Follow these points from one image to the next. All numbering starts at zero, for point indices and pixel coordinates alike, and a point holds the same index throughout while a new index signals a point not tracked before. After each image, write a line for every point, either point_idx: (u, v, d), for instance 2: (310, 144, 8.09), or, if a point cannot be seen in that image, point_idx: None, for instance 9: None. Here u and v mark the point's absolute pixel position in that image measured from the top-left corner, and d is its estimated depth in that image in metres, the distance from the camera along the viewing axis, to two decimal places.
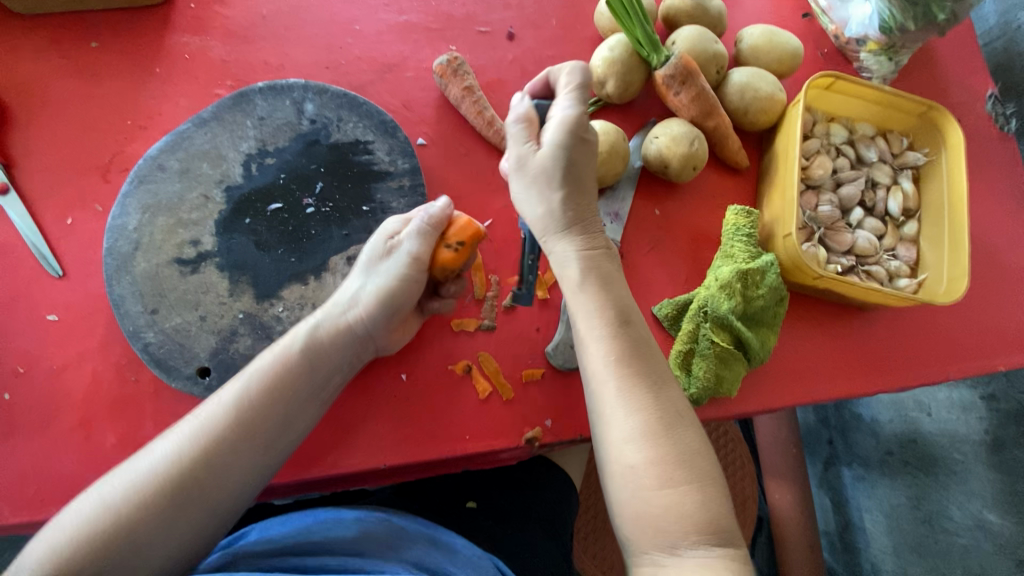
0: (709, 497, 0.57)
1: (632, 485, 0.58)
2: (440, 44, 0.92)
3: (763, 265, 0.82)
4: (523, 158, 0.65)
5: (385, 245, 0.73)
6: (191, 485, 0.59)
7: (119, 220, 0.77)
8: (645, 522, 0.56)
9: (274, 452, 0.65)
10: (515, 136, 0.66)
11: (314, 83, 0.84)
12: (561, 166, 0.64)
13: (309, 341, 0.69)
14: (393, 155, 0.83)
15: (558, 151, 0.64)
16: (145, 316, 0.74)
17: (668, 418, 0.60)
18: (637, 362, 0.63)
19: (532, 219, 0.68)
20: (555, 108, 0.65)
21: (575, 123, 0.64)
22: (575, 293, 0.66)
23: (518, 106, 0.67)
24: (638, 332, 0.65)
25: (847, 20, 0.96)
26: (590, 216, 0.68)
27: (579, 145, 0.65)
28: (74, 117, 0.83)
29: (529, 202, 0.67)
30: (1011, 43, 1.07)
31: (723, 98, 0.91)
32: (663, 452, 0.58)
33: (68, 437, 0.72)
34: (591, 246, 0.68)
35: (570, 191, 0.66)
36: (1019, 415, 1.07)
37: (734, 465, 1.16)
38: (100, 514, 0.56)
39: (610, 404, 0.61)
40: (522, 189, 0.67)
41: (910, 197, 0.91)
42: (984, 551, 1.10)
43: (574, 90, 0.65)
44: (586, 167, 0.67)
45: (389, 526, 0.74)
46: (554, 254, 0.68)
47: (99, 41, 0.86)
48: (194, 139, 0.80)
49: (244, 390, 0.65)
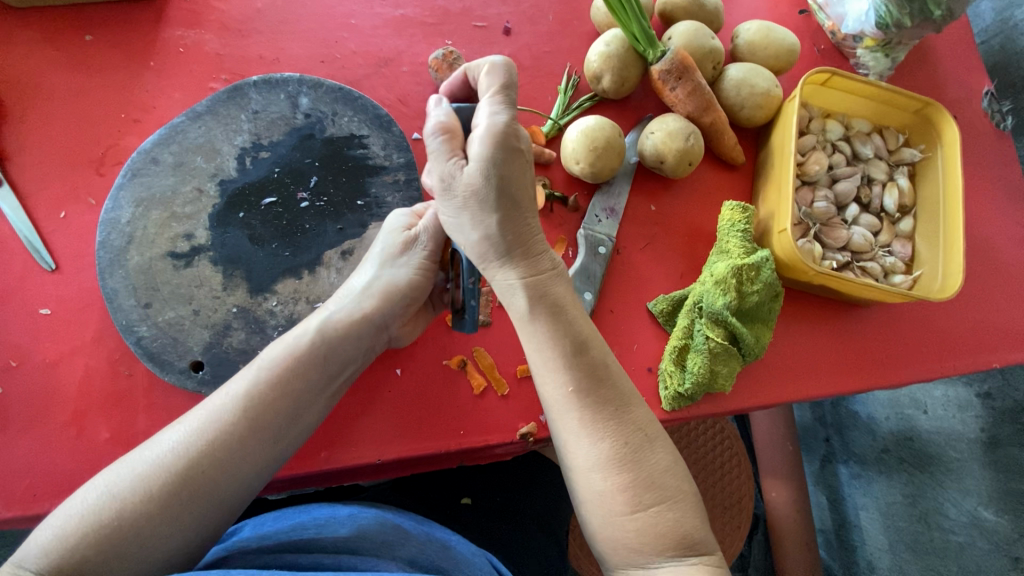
0: (681, 513, 0.58)
1: (602, 511, 0.58)
2: (436, 39, 0.92)
3: (758, 261, 0.81)
4: (448, 178, 0.57)
5: (400, 237, 0.73)
6: (199, 477, 0.59)
7: (112, 213, 0.76)
8: (618, 543, 0.58)
9: (284, 444, 0.65)
10: (437, 152, 0.57)
11: (309, 77, 0.84)
12: (491, 185, 0.56)
13: (322, 332, 0.68)
14: (388, 150, 0.82)
15: (486, 167, 0.55)
16: (139, 310, 0.74)
17: (633, 443, 0.59)
18: (598, 391, 0.60)
19: (467, 244, 0.61)
20: (480, 117, 0.56)
21: (503, 134, 0.55)
22: (524, 324, 0.62)
23: (435, 116, 0.58)
24: (595, 358, 0.62)
25: (844, 16, 0.95)
26: (529, 239, 0.61)
27: (510, 158, 0.56)
28: (68, 111, 0.82)
29: (461, 228, 0.60)
30: (1008, 41, 1.07)
31: (719, 94, 0.91)
32: (630, 478, 0.58)
33: (61, 431, 0.72)
34: (535, 272, 0.62)
35: (504, 212, 0.58)
36: (1016, 413, 1.07)
37: (730, 462, 1.16)
38: (107, 505, 0.56)
39: (572, 434, 0.60)
40: (453, 213, 0.59)
41: (905, 194, 0.91)
42: (980, 550, 1.10)
43: (496, 95, 0.57)
44: (520, 182, 0.58)
45: (383, 524, 0.73)
46: (496, 282, 0.62)
47: (93, 34, 0.85)
48: (188, 133, 0.80)
49: (254, 382, 0.65)
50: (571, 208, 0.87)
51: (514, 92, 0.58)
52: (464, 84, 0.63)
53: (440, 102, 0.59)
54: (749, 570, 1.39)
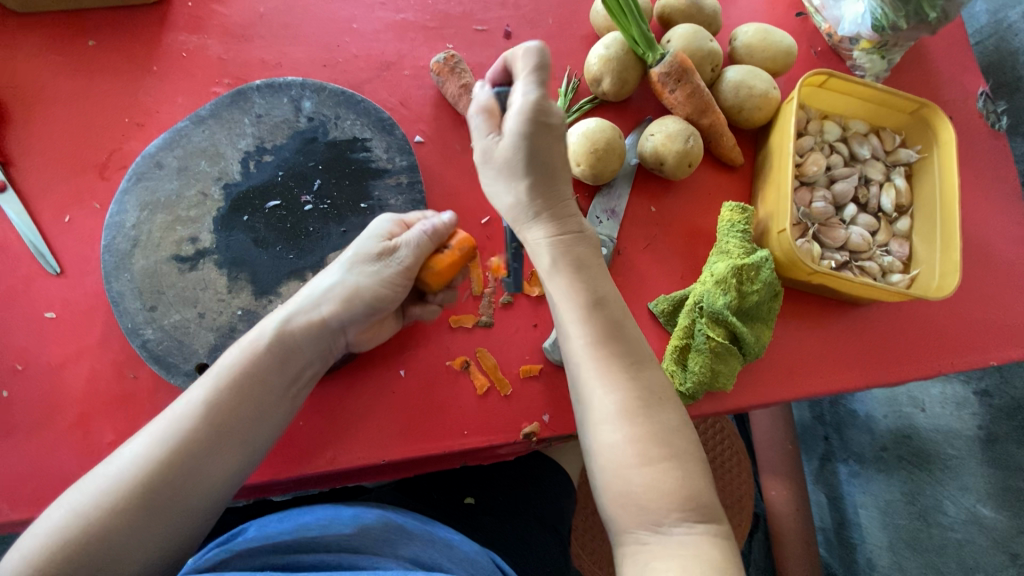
0: (689, 474, 0.57)
1: (612, 464, 0.59)
2: (437, 42, 0.93)
3: (758, 261, 0.82)
4: (486, 151, 0.63)
5: (382, 247, 0.72)
6: (163, 487, 0.60)
7: (117, 217, 0.77)
8: (625, 499, 0.57)
9: (249, 449, 0.66)
10: (478, 128, 0.64)
11: (312, 81, 0.84)
12: (524, 156, 0.61)
13: (281, 336, 0.69)
14: (391, 153, 0.83)
15: (518, 140, 0.60)
16: (144, 313, 0.74)
17: (646, 397, 0.60)
18: (613, 343, 0.62)
19: (504, 208, 0.67)
20: (515, 97, 0.61)
21: (536, 111, 0.59)
22: (550, 280, 0.66)
23: (480, 97, 0.65)
24: (614, 314, 0.64)
25: (840, 19, 0.97)
26: (561, 202, 0.65)
27: (542, 133, 0.60)
28: (72, 116, 0.83)
29: (499, 192, 0.66)
30: (1003, 42, 1.09)
31: (718, 96, 0.92)
32: (642, 430, 0.59)
33: (66, 435, 0.72)
34: (566, 234, 0.66)
35: (533, 182, 0.63)
36: (1012, 410, 1.11)
37: (730, 460, 1.17)
38: (71, 523, 0.56)
39: (588, 385, 0.62)
40: (491, 181, 0.66)
41: (902, 193, 0.91)
42: (978, 546, 1.13)
43: (531, 75, 0.59)
44: (553, 154, 0.62)
45: (387, 523, 0.74)
46: (530, 241, 0.67)
47: (96, 39, 0.86)
48: (192, 137, 0.80)
49: (214, 389, 0.65)
50: (572, 210, 0.88)
51: (549, 71, 0.60)
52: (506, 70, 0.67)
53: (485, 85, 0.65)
54: (750, 568, 1.40)
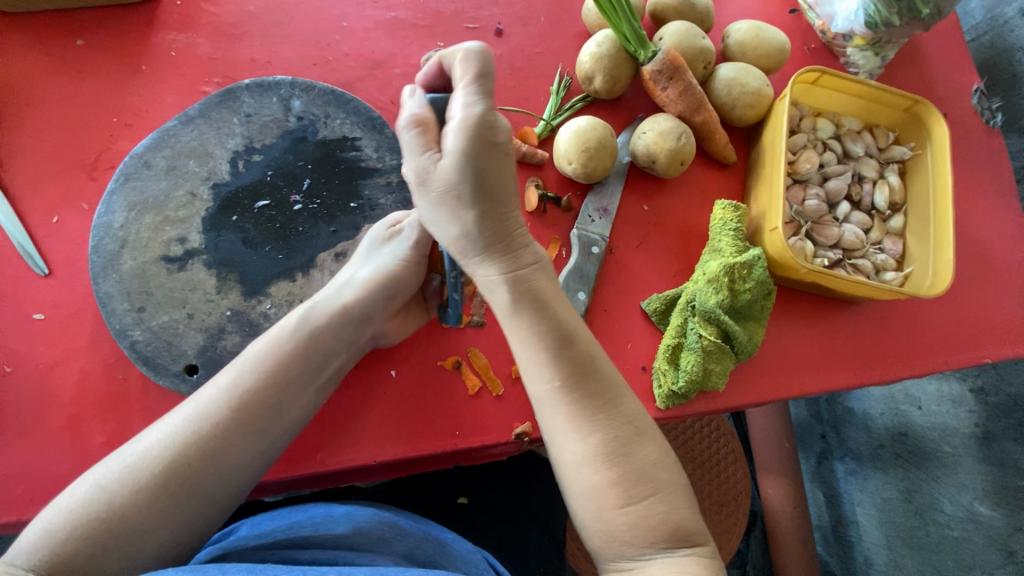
0: (672, 506, 0.58)
1: (593, 505, 0.58)
2: (428, 41, 0.92)
3: (750, 259, 0.82)
4: (423, 172, 0.57)
5: (387, 232, 0.76)
6: (186, 471, 0.59)
7: (105, 218, 0.76)
8: (609, 536, 0.58)
9: (269, 437, 0.65)
10: (411, 145, 0.57)
11: (301, 80, 0.84)
12: (467, 178, 0.56)
13: (303, 324, 0.69)
14: (381, 152, 0.83)
15: (461, 160, 0.55)
16: (132, 314, 0.74)
17: (622, 436, 0.59)
18: (584, 383, 0.61)
19: (446, 240, 0.62)
20: (455, 109, 0.56)
21: (479, 126, 0.54)
22: (510, 321, 0.63)
23: (410, 108, 0.58)
24: (581, 351, 0.62)
25: (833, 16, 0.96)
26: (509, 231, 0.61)
27: (488, 151, 0.56)
28: (60, 115, 0.82)
29: (439, 222, 0.60)
30: (998, 38, 1.08)
31: (710, 94, 0.92)
32: (621, 472, 0.58)
33: (56, 436, 0.72)
34: (517, 267, 0.63)
35: (477, 207, 0.58)
36: (1008, 408, 1.08)
37: (726, 459, 1.17)
38: (96, 498, 0.57)
39: (561, 429, 0.60)
40: (430, 208, 0.60)
41: (896, 191, 0.91)
42: (975, 544, 1.11)
43: (472, 85, 0.56)
44: (498, 175, 0.58)
45: (381, 521, 0.73)
46: (478, 276, 0.63)
47: (85, 39, 0.85)
48: (180, 137, 0.80)
49: (240, 374, 0.65)
50: (564, 209, 0.88)
51: (489, 82, 0.57)
52: (439, 74, 0.62)
53: (416, 94, 0.59)
54: (747, 567, 1.40)
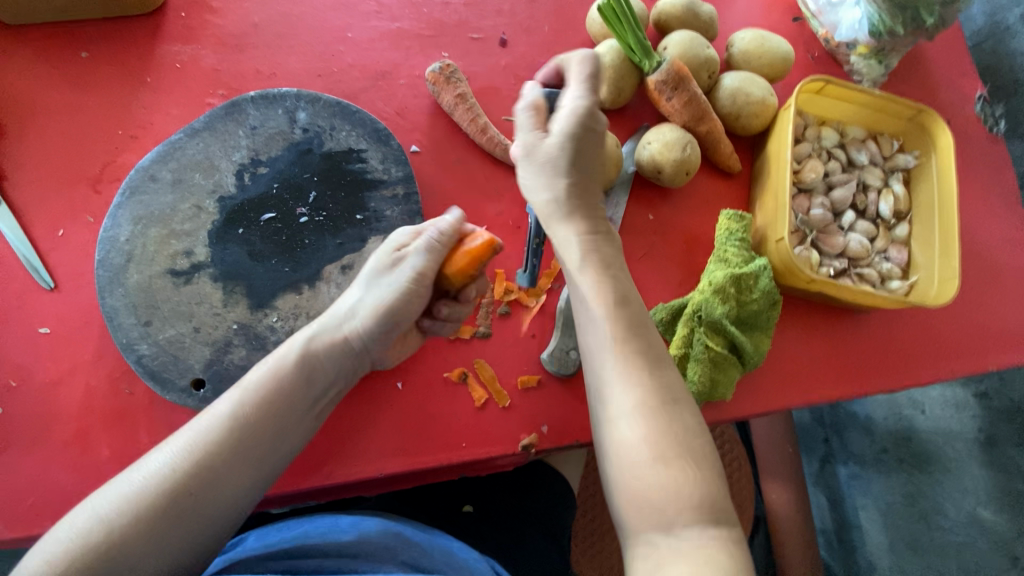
0: (704, 476, 0.56)
1: (627, 465, 0.57)
2: (432, 51, 0.92)
3: (757, 269, 0.82)
4: (530, 147, 0.65)
5: (389, 259, 0.71)
6: (183, 501, 0.58)
7: (110, 232, 0.76)
8: (640, 502, 0.56)
9: (269, 463, 0.64)
10: (523, 124, 0.65)
11: (306, 92, 0.84)
12: (567, 155, 0.64)
13: (305, 354, 0.67)
14: (386, 164, 0.83)
15: (564, 140, 0.63)
16: (138, 328, 0.74)
17: (665, 395, 0.60)
18: (635, 339, 0.63)
19: (535, 206, 0.68)
20: (565, 98, 0.64)
21: (584, 114, 0.63)
22: (577, 275, 0.65)
23: (529, 94, 0.66)
24: (635, 312, 0.64)
25: (837, 24, 0.96)
26: (593, 204, 0.67)
27: (586, 134, 0.64)
28: (64, 128, 0.82)
29: (534, 189, 0.66)
30: (999, 44, 1.09)
31: (715, 103, 0.92)
32: (661, 429, 0.58)
33: (62, 451, 0.72)
34: (595, 231, 0.67)
35: (573, 182, 0.65)
36: (1011, 413, 1.10)
37: (731, 465, 1.17)
38: (93, 529, 0.55)
39: (609, 381, 0.61)
40: (529, 176, 0.66)
41: (901, 200, 0.91)
42: (980, 548, 1.12)
43: (585, 81, 0.63)
44: (590, 157, 0.66)
45: (386, 530, 0.73)
46: (556, 238, 0.67)
47: (88, 51, 0.85)
48: (186, 149, 0.80)
49: (241, 402, 0.63)
50: None
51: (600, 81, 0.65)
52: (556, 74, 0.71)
53: (534, 86, 0.67)
54: None
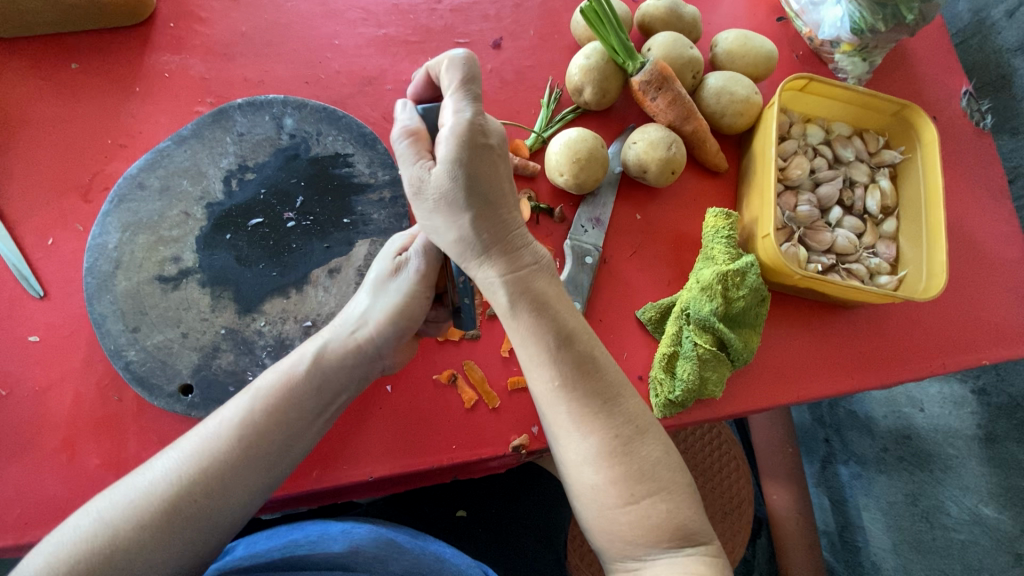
0: (675, 504, 0.56)
1: (595, 504, 0.57)
2: (419, 56, 0.93)
3: (742, 267, 0.82)
4: (418, 181, 0.56)
5: (392, 265, 0.71)
6: (193, 507, 0.58)
7: (99, 239, 0.77)
8: (612, 535, 0.57)
9: (280, 467, 0.64)
10: (405, 155, 0.56)
11: (293, 98, 0.85)
12: (460, 184, 0.55)
13: (318, 360, 0.67)
14: (373, 168, 0.83)
15: (453, 168, 0.54)
16: (127, 334, 0.74)
17: (623, 436, 0.57)
18: (585, 381, 0.59)
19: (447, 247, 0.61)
20: (446, 117, 0.55)
21: (469, 132, 0.54)
22: (510, 323, 0.60)
23: (402, 120, 0.58)
24: (582, 350, 0.60)
25: (820, 23, 0.96)
26: (511, 233, 0.60)
27: (478, 156, 0.55)
28: (54, 139, 0.83)
29: (438, 229, 0.59)
30: (985, 40, 1.09)
31: (700, 103, 0.92)
32: (622, 470, 0.56)
33: (52, 458, 0.72)
34: (516, 267, 0.60)
35: (475, 213, 0.57)
36: (1010, 409, 1.07)
37: (728, 466, 1.16)
38: (100, 532, 0.55)
39: (564, 430, 0.59)
40: (427, 215, 0.59)
41: (887, 195, 0.91)
42: (983, 547, 1.10)
43: (459, 93, 0.55)
44: (493, 179, 0.57)
45: (378, 538, 0.73)
46: (479, 280, 0.61)
47: (79, 62, 0.87)
48: (174, 157, 0.80)
49: (251, 409, 0.64)
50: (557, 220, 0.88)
51: (476, 88, 0.56)
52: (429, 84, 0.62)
53: (408, 106, 0.58)
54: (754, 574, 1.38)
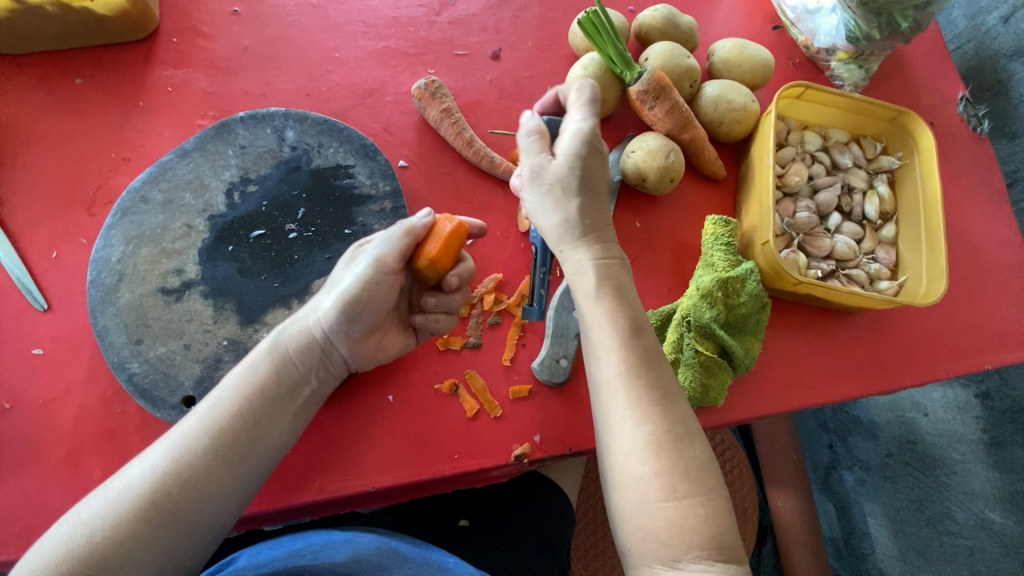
0: (713, 512, 0.58)
1: (634, 496, 0.59)
2: (418, 68, 0.94)
3: (743, 273, 0.82)
4: (538, 168, 0.68)
5: (353, 253, 0.72)
6: (165, 504, 0.57)
7: (103, 252, 0.77)
8: (646, 532, 0.57)
9: (249, 463, 0.63)
10: (530, 148, 0.68)
11: (294, 111, 0.86)
12: (576, 174, 0.67)
13: (277, 351, 0.67)
14: (374, 179, 0.84)
15: (573, 160, 0.66)
16: (129, 347, 0.74)
17: (675, 432, 0.60)
18: (648, 373, 0.63)
19: (547, 229, 0.70)
20: (570, 121, 0.68)
21: (590, 136, 0.66)
22: (590, 305, 0.67)
23: (528, 120, 0.70)
24: (647, 345, 0.65)
25: (816, 31, 0.98)
26: (604, 226, 0.70)
27: (593, 155, 0.67)
28: (58, 153, 0.84)
29: (544, 212, 0.69)
30: (981, 46, 1.10)
31: (697, 111, 0.93)
32: (668, 466, 0.58)
33: (55, 471, 0.72)
34: (606, 255, 0.69)
35: (580, 203, 0.68)
36: (1015, 413, 1.06)
37: (732, 473, 1.16)
38: (75, 537, 0.55)
39: (618, 415, 0.62)
40: (537, 198, 0.69)
41: (886, 201, 0.92)
42: (990, 553, 1.09)
43: (585, 105, 0.68)
44: (598, 176, 0.69)
45: (381, 548, 0.73)
46: (569, 262, 0.69)
47: (83, 77, 0.88)
48: (177, 170, 0.81)
49: (218, 403, 0.64)
50: None
51: (598, 104, 0.69)
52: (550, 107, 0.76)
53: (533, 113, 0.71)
54: None
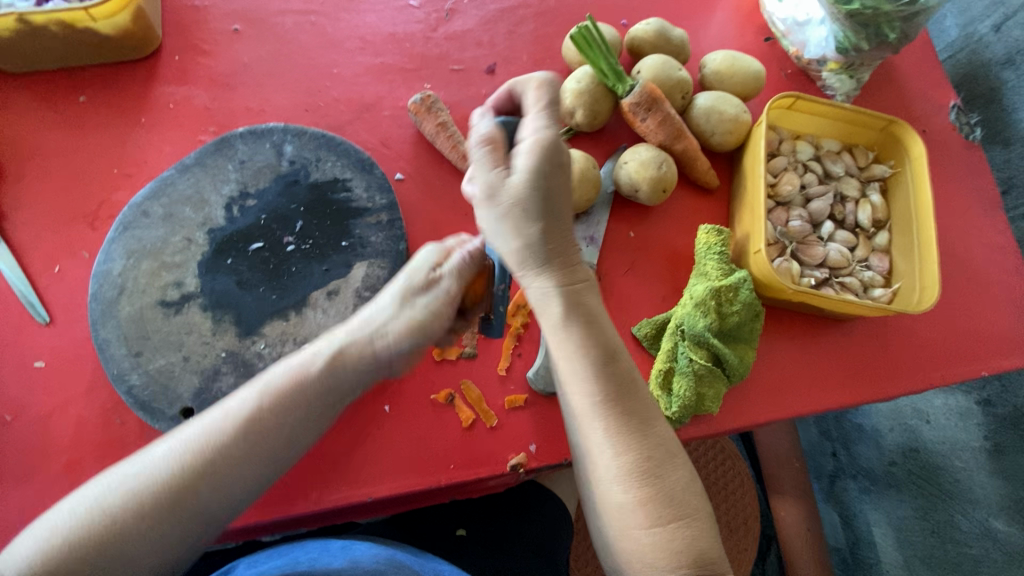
0: (697, 532, 0.61)
1: (620, 522, 0.62)
2: (415, 83, 0.96)
3: (736, 282, 0.83)
4: (491, 186, 0.61)
5: (422, 277, 0.65)
6: (190, 497, 0.59)
7: (104, 266, 0.79)
8: (632, 555, 0.61)
9: (280, 462, 0.64)
10: (481, 162, 0.61)
11: (293, 126, 0.87)
12: (536, 194, 0.60)
13: (333, 361, 0.64)
14: (371, 191, 0.85)
15: (531, 178, 0.59)
16: (129, 359, 0.75)
17: (656, 458, 0.62)
18: (624, 400, 0.64)
19: (507, 253, 0.64)
20: (526, 131, 0.61)
21: (548, 150, 0.59)
22: (557, 334, 0.65)
23: (480, 127, 0.62)
24: (622, 372, 0.65)
25: (806, 43, 0.99)
26: (569, 251, 0.66)
27: (553, 171, 0.60)
28: (62, 169, 0.86)
29: (501, 235, 0.63)
30: (973, 55, 1.11)
31: (690, 122, 0.94)
32: (650, 493, 0.61)
33: (56, 482, 0.73)
34: (571, 281, 0.66)
35: (539, 226, 0.62)
36: (1016, 420, 1.05)
37: (732, 482, 1.15)
38: (96, 519, 0.56)
39: (597, 444, 0.63)
40: (493, 221, 0.62)
41: (878, 209, 0.93)
42: (996, 562, 1.08)
43: (544, 112, 0.61)
44: (560, 194, 0.62)
45: (376, 554, 0.74)
46: (531, 290, 0.65)
47: (87, 95, 0.90)
48: (178, 184, 0.83)
49: (257, 405, 0.62)
50: None
51: (558, 109, 0.62)
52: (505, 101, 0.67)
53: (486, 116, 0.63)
54: None
